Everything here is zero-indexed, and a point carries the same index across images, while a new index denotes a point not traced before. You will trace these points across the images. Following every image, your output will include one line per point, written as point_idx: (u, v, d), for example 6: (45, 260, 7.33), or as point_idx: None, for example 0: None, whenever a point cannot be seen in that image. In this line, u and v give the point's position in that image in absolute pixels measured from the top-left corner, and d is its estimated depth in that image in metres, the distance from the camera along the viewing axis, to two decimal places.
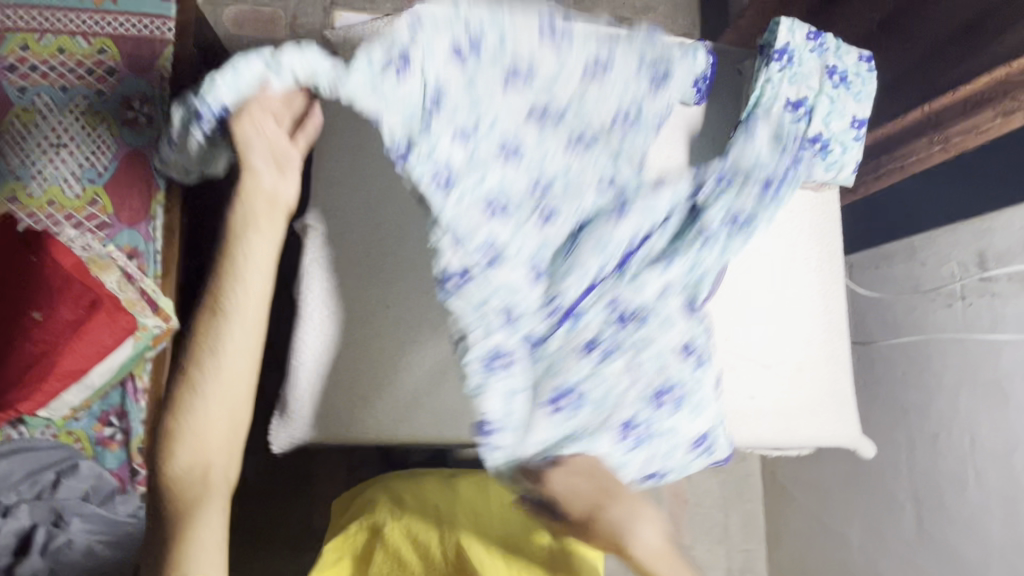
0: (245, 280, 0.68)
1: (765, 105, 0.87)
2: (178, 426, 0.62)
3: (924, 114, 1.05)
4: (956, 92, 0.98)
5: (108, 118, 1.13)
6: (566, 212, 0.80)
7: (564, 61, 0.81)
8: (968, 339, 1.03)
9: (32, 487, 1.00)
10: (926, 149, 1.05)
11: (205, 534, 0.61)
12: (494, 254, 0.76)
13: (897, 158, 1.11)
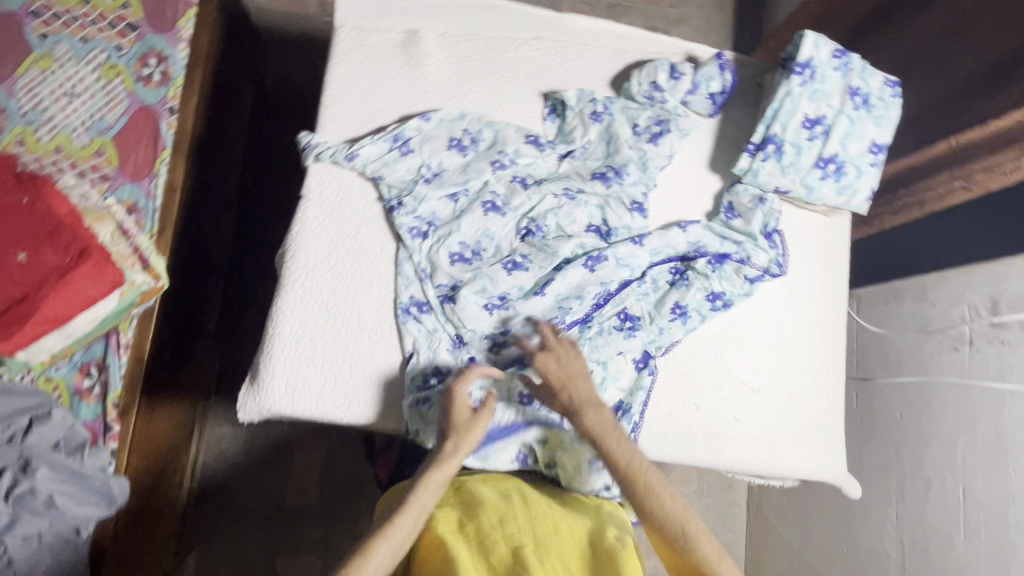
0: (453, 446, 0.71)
1: (780, 120, 0.85)
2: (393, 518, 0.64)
3: (948, 147, 0.99)
4: (985, 127, 0.93)
5: (122, 72, 1.13)
6: (538, 260, 0.84)
7: (564, 116, 0.90)
8: (972, 385, 0.99)
9: (3, 431, 0.97)
10: (947, 184, 1.01)
11: None
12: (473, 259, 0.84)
13: (916, 192, 1.07)
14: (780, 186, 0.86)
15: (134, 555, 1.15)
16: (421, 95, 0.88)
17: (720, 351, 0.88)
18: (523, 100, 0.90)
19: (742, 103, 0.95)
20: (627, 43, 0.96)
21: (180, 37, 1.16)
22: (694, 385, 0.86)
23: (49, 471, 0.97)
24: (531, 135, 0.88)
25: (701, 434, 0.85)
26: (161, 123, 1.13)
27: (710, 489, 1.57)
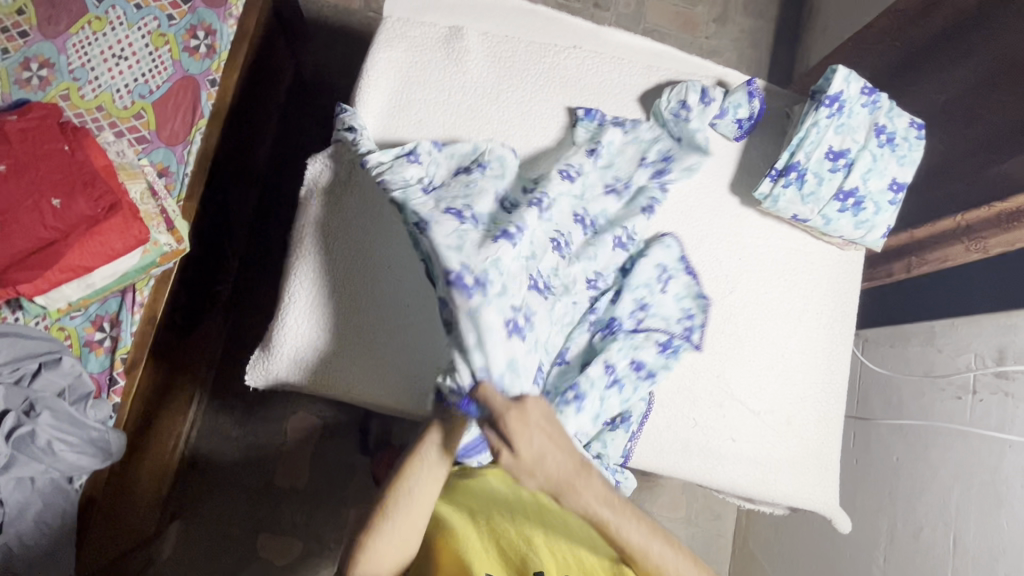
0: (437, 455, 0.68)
1: (805, 148, 0.86)
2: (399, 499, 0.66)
3: (957, 223, 1.00)
4: (996, 205, 0.93)
5: (170, 41, 1.16)
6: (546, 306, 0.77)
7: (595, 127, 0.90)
8: (971, 433, 0.99)
9: (11, 373, 0.98)
10: (962, 255, 1.00)
11: None
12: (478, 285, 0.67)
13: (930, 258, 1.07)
14: (798, 214, 0.88)
15: (121, 511, 1.16)
16: (457, 89, 0.90)
17: (724, 371, 0.88)
18: (556, 106, 0.92)
19: (768, 131, 0.97)
20: (663, 62, 0.99)
21: (229, 13, 1.19)
22: (695, 401, 0.87)
23: (51, 417, 0.97)
24: (592, 146, 0.88)
25: (695, 449, 0.86)
26: (201, 93, 1.16)
27: (697, 516, 1.57)
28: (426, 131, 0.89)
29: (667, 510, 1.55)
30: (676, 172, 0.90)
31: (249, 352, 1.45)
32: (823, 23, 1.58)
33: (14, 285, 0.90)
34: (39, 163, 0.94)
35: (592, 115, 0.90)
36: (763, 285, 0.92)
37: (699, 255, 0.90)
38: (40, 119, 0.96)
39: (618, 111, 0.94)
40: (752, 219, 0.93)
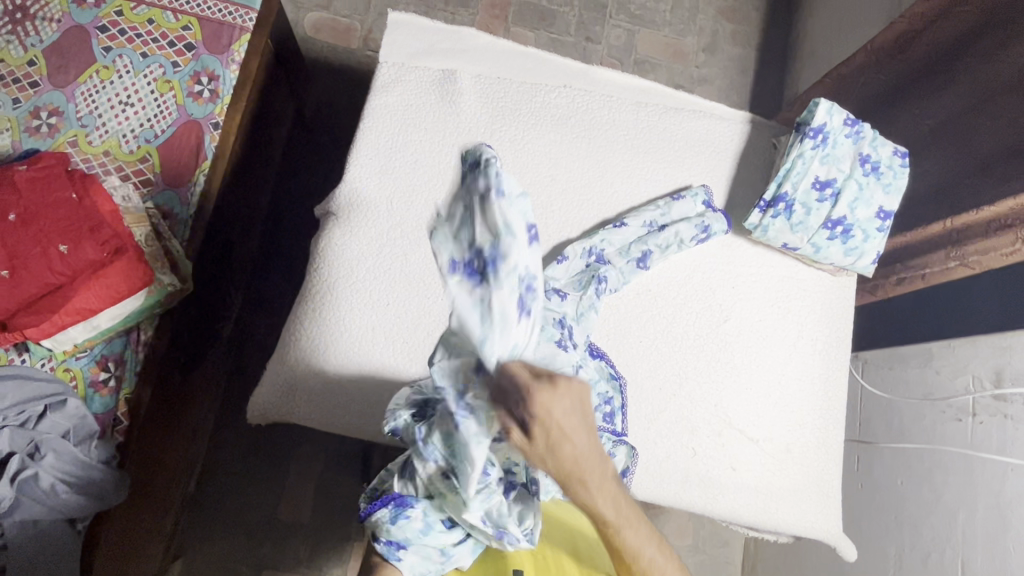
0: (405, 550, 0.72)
1: (792, 179, 0.88)
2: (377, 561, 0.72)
3: (945, 228, 1.01)
4: (983, 210, 0.94)
5: (175, 87, 1.20)
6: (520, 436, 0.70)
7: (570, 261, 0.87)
8: (972, 456, 0.99)
9: (17, 415, 0.99)
10: (941, 263, 1.02)
11: None
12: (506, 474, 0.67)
13: (914, 266, 1.08)
14: (788, 243, 0.89)
15: (127, 550, 1.17)
16: (452, 130, 0.93)
17: (720, 400, 0.89)
18: (549, 141, 0.95)
19: (756, 161, 0.99)
20: (650, 98, 1.01)
21: (232, 59, 1.23)
22: (693, 430, 0.87)
23: (54, 459, 0.99)
24: (638, 254, 0.89)
25: (695, 479, 0.86)
26: (204, 136, 1.19)
27: (704, 544, 1.55)
28: (423, 171, 0.91)
29: (674, 538, 1.54)
30: (668, 234, 0.90)
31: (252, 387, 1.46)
32: (810, 52, 1.62)
33: (22, 330, 0.94)
34: (47, 210, 0.97)
35: (621, 225, 0.90)
36: (757, 313, 0.93)
37: (692, 285, 0.92)
38: (51, 168, 1.00)
39: (608, 145, 0.96)
40: (743, 248, 0.94)
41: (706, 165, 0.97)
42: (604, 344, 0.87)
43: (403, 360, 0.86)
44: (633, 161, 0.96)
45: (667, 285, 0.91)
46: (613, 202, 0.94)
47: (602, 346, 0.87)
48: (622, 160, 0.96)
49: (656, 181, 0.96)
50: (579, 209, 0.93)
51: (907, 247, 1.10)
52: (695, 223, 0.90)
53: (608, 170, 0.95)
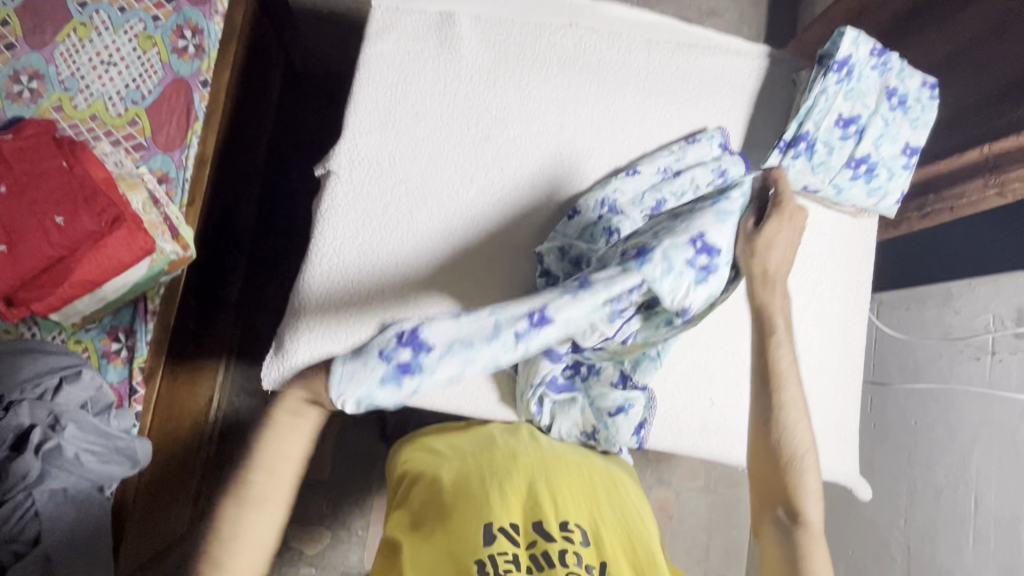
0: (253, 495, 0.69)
1: (814, 117, 0.83)
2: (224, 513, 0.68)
3: (983, 155, 0.93)
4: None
5: (158, 43, 1.14)
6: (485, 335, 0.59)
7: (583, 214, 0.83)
8: (990, 395, 0.99)
9: (34, 388, 0.99)
10: (980, 192, 0.94)
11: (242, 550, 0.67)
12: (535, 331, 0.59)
13: (946, 198, 1.01)
14: (809, 185, 0.85)
15: (155, 511, 1.19)
16: (454, 78, 0.88)
17: (738, 349, 0.88)
18: (555, 86, 0.90)
19: (775, 99, 0.94)
20: (661, 34, 0.94)
21: (215, 10, 1.16)
22: (711, 379, 0.87)
23: (76, 430, 0.99)
24: (652, 203, 0.83)
25: (713, 427, 0.86)
26: (193, 95, 1.14)
27: (716, 484, 1.60)
28: (424, 123, 0.87)
29: (686, 479, 1.59)
30: (685, 179, 0.84)
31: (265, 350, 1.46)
32: None
33: (29, 304, 0.94)
34: (39, 180, 0.94)
35: (634, 172, 0.86)
36: None
37: None
38: (37, 137, 0.96)
39: (619, 88, 0.91)
40: None
41: (722, 105, 0.92)
42: None
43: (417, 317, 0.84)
44: (645, 104, 0.91)
45: None
46: (626, 149, 0.90)
47: None
48: (634, 103, 0.91)
49: (669, 125, 0.91)
50: (589, 157, 0.90)
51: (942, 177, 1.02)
52: (714, 166, 0.85)
53: (619, 115, 0.91)
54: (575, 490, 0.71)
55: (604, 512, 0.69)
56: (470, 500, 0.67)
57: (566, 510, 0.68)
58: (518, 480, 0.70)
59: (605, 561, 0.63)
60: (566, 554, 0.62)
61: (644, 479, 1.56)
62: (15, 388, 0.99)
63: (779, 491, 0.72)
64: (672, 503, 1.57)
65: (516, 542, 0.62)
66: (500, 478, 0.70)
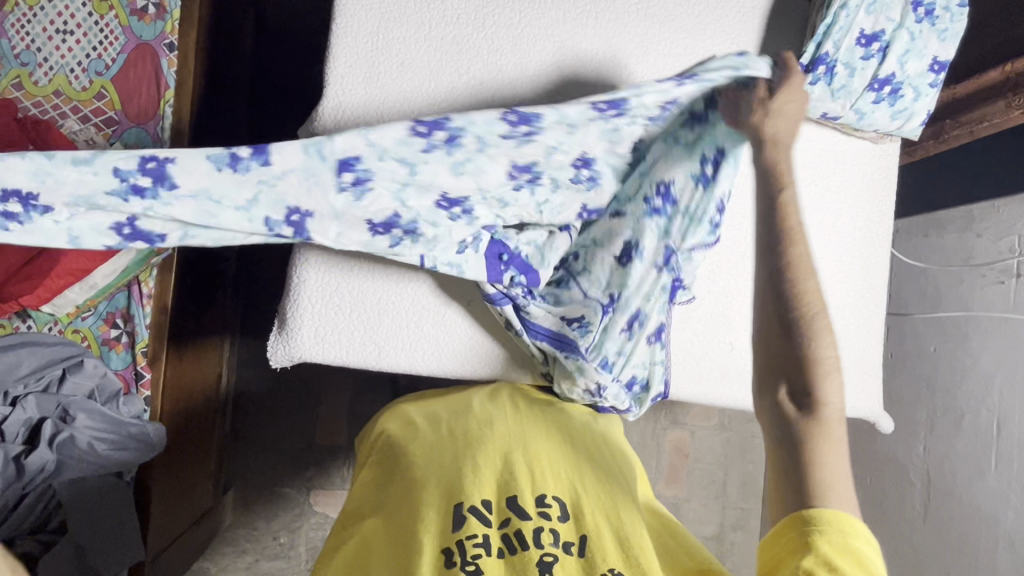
0: None
1: (834, 36, 0.76)
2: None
3: (1003, 73, 0.86)
4: None
5: (114, 6, 1.05)
6: (382, 176, 0.65)
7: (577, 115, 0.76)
8: (1014, 319, 0.96)
9: (37, 382, 0.99)
10: (1003, 114, 0.88)
11: None
12: (357, 182, 0.65)
13: (965, 121, 0.94)
14: (828, 112, 0.80)
15: (178, 490, 1.20)
16: (438, 20, 0.81)
17: (756, 290, 0.85)
18: (549, 22, 0.83)
19: (788, 19, 0.86)
20: None
21: None
22: (730, 324, 0.85)
23: (86, 419, 0.99)
24: None
25: (734, 371, 0.85)
26: (160, 61, 1.06)
27: (730, 422, 1.61)
28: (411, 73, 0.80)
29: (701, 419, 1.59)
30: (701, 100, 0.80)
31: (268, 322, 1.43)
32: None
33: (18, 298, 0.90)
34: None
35: None
36: (794, 195, 0.86)
37: None
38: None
39: (618, 18, 0.84)
40: None
41: (730, 30, 0.85)
42: None
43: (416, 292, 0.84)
44: (648, 35, 0.84)
45: None
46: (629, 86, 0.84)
47: None
48: (636, 35, 0.84)
49: (674, 56, 0.84)
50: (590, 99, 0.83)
51: (955, 103, 0.94)
52: None
53: (620, 49, 0.84)
54: (553, 460, 0.71)
55: (586, 475, 0.70)
56: (441, 476, 0.66)
57: (545, 485, 0.67)
58: (492, 450, 0.69)
59: (585, 536, 0.63)
60: (540, 534, 0.61)
61: (659, 421, 1.57)
62: (19, 382, 0.98)
63: (793, 374, 0.58)
64: (687, 443, 1.59)
65: (488, 522, 0.62)
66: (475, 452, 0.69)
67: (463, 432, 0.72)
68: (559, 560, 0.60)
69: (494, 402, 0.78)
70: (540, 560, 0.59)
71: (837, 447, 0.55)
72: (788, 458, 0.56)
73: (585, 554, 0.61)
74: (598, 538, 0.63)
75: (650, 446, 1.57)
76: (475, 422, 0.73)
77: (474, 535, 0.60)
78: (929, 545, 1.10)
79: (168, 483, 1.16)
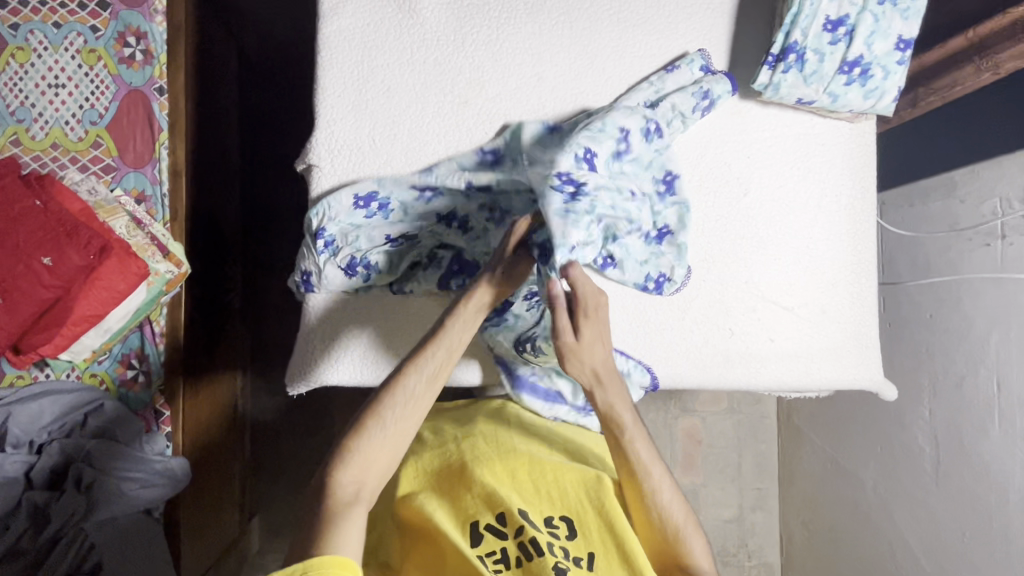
0: (384, 426, 0.66)
1: (801, 25, 0.79)
2: (365, 428, 0.66)
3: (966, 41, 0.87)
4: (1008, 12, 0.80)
5: (103, 56, 1.08)
6: (342, 237, 0.80)
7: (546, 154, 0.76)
8: (1003, 278, 0.99)
9: (60, 429, 1.03)
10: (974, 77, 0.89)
11: (372, 451, 0.65)
12: (327, 245, 0.80)
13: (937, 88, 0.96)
14: (803, 97, 0.83)
15: (208, 522, 1.23)
16: (419, 44, 0.84)
17: (749, 276, 0.88)
18: (527, 35, 0.86)
19: (758, 10, 0.88)
20: None
21: (154, 9, 1.09)
22: (728, 311, 0.87)
23: (109, 459, 1.01)
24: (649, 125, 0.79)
25: (735, 355, 0.87)
26: (152, 105, 1.09)
27: (739, 405, 1.63)
28: (397, 98, 0.83)
29: (710, 405, 1.61)
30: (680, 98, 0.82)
31: (278, 349, 1.46)
32: None
33: (35, 349, 0.92)
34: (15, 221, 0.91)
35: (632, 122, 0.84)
36: (777, 180, 0.88)
37: (706, 162, 0.87)
38: (3, 177, 0.93)
39: (593, 25, 0.87)
40: (754, 112, 0.88)
41: (701, 27, 0.88)
42: None
43: (426, 315, 0.86)
44: (623, 39, 0.87)
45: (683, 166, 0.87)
46: (610, 89, 0.86)
47: None
48: (611, 40, 0.87)
49: (649, 57, 0.87)
50: (572, 105, 0.86)
51: (932, 65, 0.96)
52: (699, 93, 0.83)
53: (597, 55, 0.86)
54: (557, 470, 0.81)
55: (586, 485, 0.80)
56: (462, 503, 0.78)
57: (554, 504, 0.79)
58: (503, 471, 0.81)
59: (592, 552, 0.75)
60: (553, 546, 0.74)
61: (669, 410, 1.60)
62: (44, 431, 1.02)
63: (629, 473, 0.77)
64: (699, 430, 1.61)
65: (503, 536, 0.75)
66: (481, 468, 0.81)
67: (478, 454, 0.83)
68: (571, 570, 0.72)
69: (498, 419, 0.90)
70: (556, 565, 0.71)
71: (676, 506, 0.76)
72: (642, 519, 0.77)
73: (592, 567, 0.74)
74: (597, 547, 0.75)
75: (664, 436, 1.59)
76: (488, 443, 0.84)
77: (492, 553, 0.74)
78: (943, 508, 1.12)
79: (197, 515, 1.18)
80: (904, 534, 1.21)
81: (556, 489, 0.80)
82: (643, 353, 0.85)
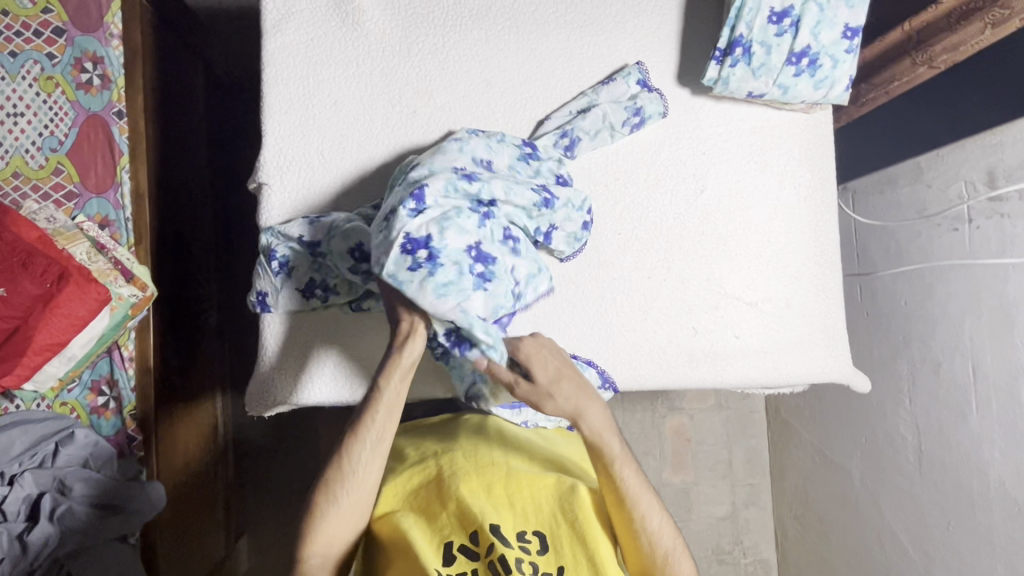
0: (336, 507, 0.67)
1: (745, 18, 0.79)
2: (317, 508, 0.67)
3: (906, 33, 0.96)
4: None
5: (60, 82, 1.08)
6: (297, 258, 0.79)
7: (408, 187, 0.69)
8: (973, 264, 0.97)
9: (32, 459, 1.00)
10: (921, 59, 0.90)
11: (331, 526, 0.67)
12: (281, 265, 0.79)
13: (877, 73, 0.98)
14: (753, 91, 0.82)
15: (188, 548, 1.21)
16: (365, 56, 0.83)
17: (710, 272, 0.87)
18: (474, 42, 0.85)
19: (706, 5, 0.87)
20: None
21: (110, 34, 1.09)
22: (690, 309, 0.86)
23: (83, 488, 1.01)
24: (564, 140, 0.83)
25: (700, 353, 0.86)
26: (111, 130, 1.09)
27: (727, 401, 1.62)
28: (346, 111, 0.83)
29: (698, 402, 1.60)
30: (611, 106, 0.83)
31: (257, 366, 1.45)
32: None
33: None
34: None
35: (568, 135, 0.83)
36: (734, 174, 0.88)
37: (662, 160, 0.87)
38: None
39: (541, 27, 0.86)
40: (706, 108, 0.88)
41: (650, 24, 0.87)
42: (595, 244, 0.85)
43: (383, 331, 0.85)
44: (572, 40, 0.86)
45: (638, 165, 0.86)
46: (561, 91, 0.86)
47: (594, 252, 0.85)
48: (560, 41, 0.86)
49: (598, 57, 0.86)
50: (523, 109, 0.85)
51: None
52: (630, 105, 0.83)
53: (546, 58, 0.86)
54: (534, 484, 0.78)
55: (561, 498, 0.76)
56: (434, 523, 0.75)
57: (527, 520, 0.75)
58: (481, 485, 0.77)
59: (562, 567, 0.72)
60: (523, 563, 0.70)
61: (656, 409, 1.58)
62: (15, 460, 1.00)
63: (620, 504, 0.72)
64: (687, 427, 1.60)
65: (473, 557, 0.71)
66: (457, 482, 0.77)
67: (456, 469, 0.79)
68: None
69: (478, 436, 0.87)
70: None
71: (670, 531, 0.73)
72: (636, 550, 0.73)
73: None
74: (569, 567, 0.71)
75: (652, 436, 1.58)
76: (466, 459, 0.81)
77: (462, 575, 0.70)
78: (928, 498, 1.10)
79: (177, 539, 1.17)
80: (891, 525, 1.19)
81: (534, 503, 0.76)
82: (606, 357, 0.84)
